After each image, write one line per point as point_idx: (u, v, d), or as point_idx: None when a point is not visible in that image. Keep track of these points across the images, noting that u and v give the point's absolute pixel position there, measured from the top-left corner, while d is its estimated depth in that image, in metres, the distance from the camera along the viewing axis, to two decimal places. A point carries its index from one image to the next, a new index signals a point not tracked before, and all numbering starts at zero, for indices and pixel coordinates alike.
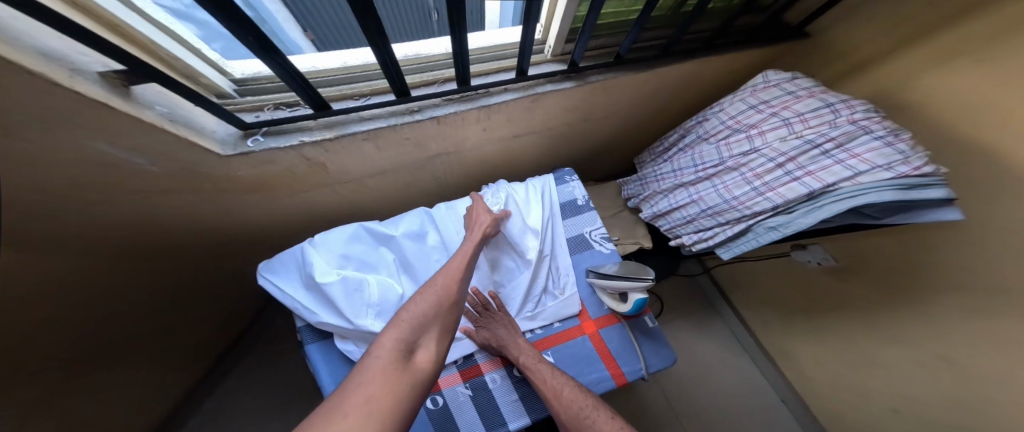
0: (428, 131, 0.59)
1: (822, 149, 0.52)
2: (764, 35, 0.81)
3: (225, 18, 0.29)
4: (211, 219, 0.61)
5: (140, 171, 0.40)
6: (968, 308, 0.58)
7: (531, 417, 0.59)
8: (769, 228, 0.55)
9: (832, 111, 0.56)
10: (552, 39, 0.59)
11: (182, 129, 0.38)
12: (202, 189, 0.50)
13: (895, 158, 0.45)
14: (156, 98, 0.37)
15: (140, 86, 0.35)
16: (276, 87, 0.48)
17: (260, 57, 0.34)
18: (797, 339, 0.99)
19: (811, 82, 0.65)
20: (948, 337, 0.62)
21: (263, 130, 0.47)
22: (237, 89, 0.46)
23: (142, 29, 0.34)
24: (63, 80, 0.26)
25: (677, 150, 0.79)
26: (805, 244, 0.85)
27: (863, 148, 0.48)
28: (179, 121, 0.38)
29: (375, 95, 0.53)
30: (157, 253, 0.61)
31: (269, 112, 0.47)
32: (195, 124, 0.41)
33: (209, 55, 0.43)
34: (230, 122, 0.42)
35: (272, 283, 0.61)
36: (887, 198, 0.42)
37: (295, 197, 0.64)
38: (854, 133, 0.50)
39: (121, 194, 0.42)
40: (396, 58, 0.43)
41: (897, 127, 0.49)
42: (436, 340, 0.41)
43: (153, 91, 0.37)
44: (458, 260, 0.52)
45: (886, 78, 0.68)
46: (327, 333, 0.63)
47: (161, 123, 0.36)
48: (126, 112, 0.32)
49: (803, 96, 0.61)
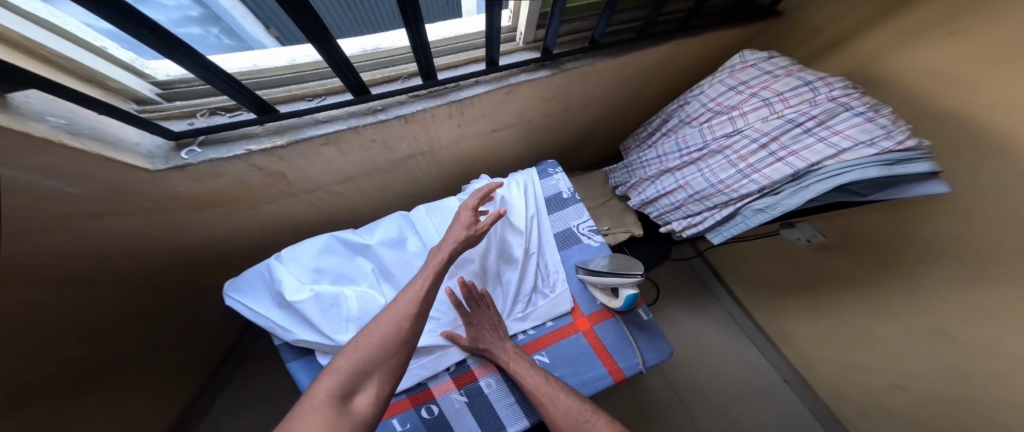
0: (396, 131, 0.55)
1: (804, 128, 0.50)
2: (738, 14, 0.80)
3: (105, 9, 0.24)
4: (162, 240, 0.55)
5: (57, 196, 0.35)
6: (954, 278, 0.58)
7: (530, 419, 0.57)
8: (757, 211, 0.54)
9: (811, 89, 0.54)
10: (521, 26, 0.55)
11: (91, 143, 0.33)
12: (144, 209, 0.45)
13: (877, 133, 0.43)
14: (47, 106, 0.32)
15: (20, 94, 0.30)
16: (208, 90, 0.43)
17: (166, 56, 0.29)
18: (792, 317, 1.00)
19: (788, 60, 0.63)
20: (940, 309, 0.63)
21: (199, 139, 0.42)
22: (159, 94, 0.41)
23: (13, 25, 0.29)
24: None
25: (661, 136, 0.77)
26: (793, 222, 0.85)
27: (845, 124, 0.47)
28: (85, 134, 0.33)
29: (331, 95, 0.48)
30: (111, 282, 0.56)
31: (204, 119, 0.42)
32: (108, 137, 0.36)
33: (117, 56, 0.38)
34: (154, 132, 0.37)
35: (238, 303, 0.56)
36: (873, 175, 0.40)
37: (258, 210, 0.59)
38: (834, 111, 0.49)
39: (43, 223, 0.37)
40: (345, 56, 0.39)
41: (877, 103, 0.48)
42: (383, 378, 0.37)
43: (40, 99, 0.31)
44: (418, 280, 0.44)
45: (862, 51, 0.67)
46: (309, 349, 0.59)
47: (59, 137, 0.30)
48: (8, 126, 0.27)
49: (781, 74, 0.59)
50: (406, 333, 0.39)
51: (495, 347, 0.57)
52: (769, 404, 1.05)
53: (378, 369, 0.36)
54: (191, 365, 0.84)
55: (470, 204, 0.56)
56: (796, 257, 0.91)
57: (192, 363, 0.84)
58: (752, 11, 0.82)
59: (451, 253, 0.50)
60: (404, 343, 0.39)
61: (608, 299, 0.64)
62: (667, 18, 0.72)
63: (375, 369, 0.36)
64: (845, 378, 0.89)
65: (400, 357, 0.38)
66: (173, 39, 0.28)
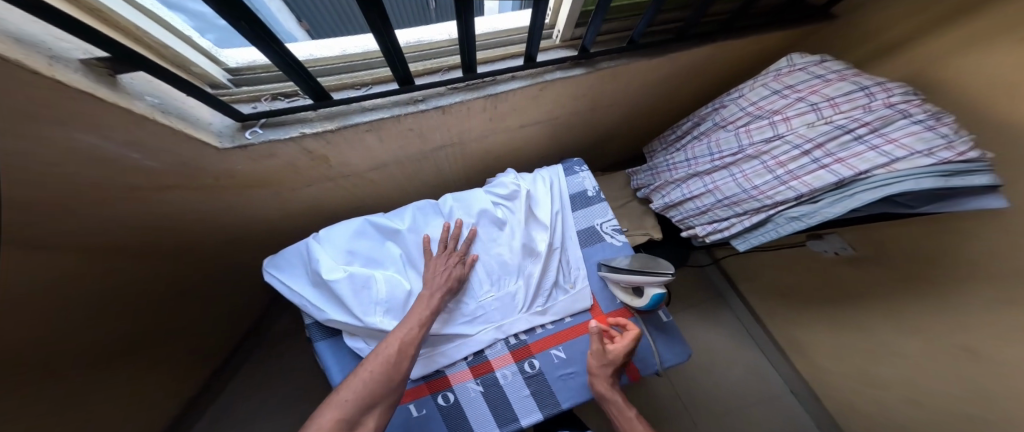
0: (433, 122, 0.57)
1: (854, 135, 0.49)
2: (784, 17, 0.78)
3: (217, 2, 0.26)
4: (211, 215, 0.59)
5: (135, 168, 0.38)
6: (998, 299, 0.56)
7: (542, 413, 0.59)
8: (791, 219, 0.53)
9: (866, 94, 0.52)
10: (561, 23, 0.55)
11: (175, 121, 0.36)
12: (200, 186, 0.48)
13: (936, 142, 0.42)
14: (145, 88, 0.35)
15: (127, 76, 0.33)
16: (272, 77, 0.46)
17: (255, 44, 0.31)
18: (810, 329, 0.98)
19: (841, 65, 0.61)
20: (974, 329, 0.60)
21: (261, 121, 0.45)
22: (230, 82, 0.44)
23: (117, 9, 0.32)
24: (45, 69, 0.24)
25: (692, 138, 0.76)
26: (821, 233, 0.83)
27: (901, 132, 0.45)
28: (172, 113, 0.36)
29: (377, 84, 0.50)
30: (156, 250, 0.60)
31: (266, 103, 0.45)
32: (190, 117, 0.39)
33: (200, 44, 0.41)
34: (228, 114, 0.40)
35: (277, 280, 0.59)
36: (927, 186, 0.39)
37: (297, 192, 0.62)
38: (891, 118, 0.47)
39: (120, 193, 0.41)
40: (398, 45, 0.40)
41: (939, 111, 0.46)
42: (380, 414, 0.45)
43: (140, 81, 0.35)
44: (406, 327, 0.50)
45: (920, 58, 0.64)
46: (335, 331, 0.62)
47: (153, 115, 0.34)
48: (116, 103, 0.30)
49: (832, 79, 0.58)
50: (395, 373, 0.46)
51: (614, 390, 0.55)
52: (776, 416, 1.03)
53: (375, 406, 0.45)
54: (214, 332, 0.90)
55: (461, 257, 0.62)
56: (823, 269, 0.88)
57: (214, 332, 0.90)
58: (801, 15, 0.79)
59: (438, 302, 0.55)
60: (394, 382, 0.46)
61: (625, 293, 0.65)
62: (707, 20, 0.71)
63: (371, 408, 0.45)
64: (861, 396, 0.87)
65: (390, 393, 0.46)
66: (261, 29, 0.31)
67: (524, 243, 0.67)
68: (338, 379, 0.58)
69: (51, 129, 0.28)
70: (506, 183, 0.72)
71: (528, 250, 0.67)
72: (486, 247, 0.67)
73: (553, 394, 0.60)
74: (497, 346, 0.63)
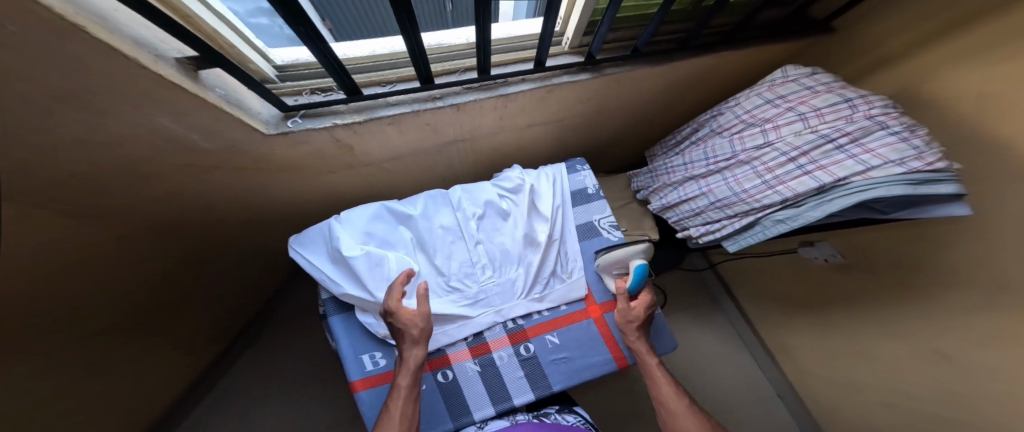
0: (448, 117, 0.62)
1: (836, 144, 0.53)
2: (784, 30, 0.81)
3: (281, 8, 0.31)
4: (244, 195, 0.65)
5: (192, 148, 0.44)
6: (972, 304, 0.59)
7: (534, 394, 0.65)
8: (776, 222, 0.58)
9: (849, 106, 0.56)
10: (570, 31, 0.60)
11: (235, 109, 0.42)
12: (241, 167, 0.54)
13: (908, 153, 0.46)
14: (217, 81, 0.40)
15: (206, 71, 0.39)
16: (314, 73, 0.51)
17: (304, 43, 0.36)
18: (796, 334, 1.02)
19: (831, 77, 0.64)
20: (944, 333, 0.65)
21: (301, 112, 0.50)
22: (276, 76, 0.49)
23: (211, 21, 0.36)
24: (150, 65, 0.30)
25: (690, 144, 0.80)
26: (813, 241, 0.88)
27: (878, 143, 0.49)
28: (233, 103, 0.42)
29: (401, 82, 0.56)
30: (188, 223, 0.66)
31: (306, 97, 0.50)
32: (247, 106, 0.45)
33: (258, 44, 0.45)
34: (275, 104, 0.45)
35: (301, 256, 0.65)
36: (897, 193, 0.44)
37: (322, 178, 0.67)
38: (870, 128, 0.51)
39: (175, 169, 0.47)
40: (422, 47, 0.45)
41: (914, 124, 0.50)
42: None
43: (215, 75, 0.40)
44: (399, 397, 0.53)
45: (908, 75, 0.67)
46: (348, 307, 0.67)
47: (221, 105, 0.39)
48: (197, 94, 0.35)
49: (821, 91, 0.61)
50: None
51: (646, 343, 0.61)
52: (760, 416, 1.09)
53: None
54: (226, 302, 0.96)
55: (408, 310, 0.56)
56: (811, 275, 0.93)
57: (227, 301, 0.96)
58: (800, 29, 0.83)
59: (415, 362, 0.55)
60: None
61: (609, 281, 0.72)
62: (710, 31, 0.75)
63: None
64: (840, 398, 0.92)
65: None
66: (312, 30, 0.36)
67: (528, 233, 0.72)
68: (348, 351, 0.64)
69: (136, 108, 0.33)
70: (512, 177, 0.77)
71: (530, 241, 0.73)
72: (491, 236, 0.73)
73: (545, 377, 0.66)
74: (495, 329, 0.69)
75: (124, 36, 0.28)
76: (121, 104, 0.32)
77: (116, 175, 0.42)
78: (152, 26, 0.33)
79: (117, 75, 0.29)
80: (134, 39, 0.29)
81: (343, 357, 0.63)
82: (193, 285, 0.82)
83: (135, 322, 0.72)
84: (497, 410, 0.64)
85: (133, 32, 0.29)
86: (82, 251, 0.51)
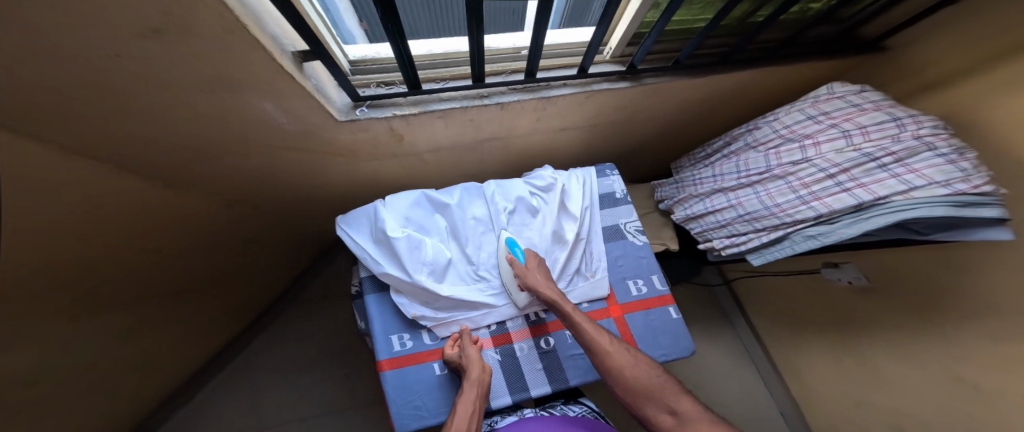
0: (491, 116, 0.65)
1: (879, 163, 0.53)
2: (830, 49, 0.81)
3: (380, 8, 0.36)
4: (297, 175, 0.70)
5: (268, 129, 0.49)
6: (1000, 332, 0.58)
7: (551, 387, 0.66)
8: (808, 237, 0.59)
9: (897, 125, 0.56)
10: (613, 42, 0.63)
11: (321, 97, 0.48)
12: (304, 150, 0.59)
13: (955, 175, 0.47)
14: (313, 72, 0.47)
15: (308, 63, 0.45)
16: (381, 68, 0.56)
17: (389, 40, 0.41)
18: (808, 355, 1.02)
19: (880, 96, 0.63)
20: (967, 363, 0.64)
21: (366, 102, 0.55)
22: (350, 70, 0.54)
23: (318, 20, 0.42)
24: (268, 46, 0.35)
25: (721, 157, 0.79)
26: (837, 262, 0.87)
27: (923, 164, 0.50)
28: (321, 91, 0.48)
29: (453, 80, 0.60)
30: (239, 197, 0.72)
31: (373, 89, 0.55)
32: (327, 94, 0.50)
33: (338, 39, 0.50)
34: (349, 93, 0.51)
35: (346, 235, 0.70)
36: (939, 213, 0.45)
37: (367, 165, 0.72)
38: (916, 149, 0.51)
39: (248, 146, 0.52)
40: (483, 49, 0.49)
41: (963, 147, 0.50)
42: None
43: (313, 68, 0.47)
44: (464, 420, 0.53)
45: (954, 100, 0.66)
46: (383, 287, 0.70)
47: (314, 92, 0.45)
48: (302, 83, 0.42)
49: (868, 109, 0.60)
50: None
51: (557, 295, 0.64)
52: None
53: None
54: (258, 274, 1.03)
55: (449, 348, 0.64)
56: (831, 296, 0.92)
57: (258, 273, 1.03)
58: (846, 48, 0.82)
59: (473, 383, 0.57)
60: None
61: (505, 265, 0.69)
62: (756, 46, 0.76)
63: None
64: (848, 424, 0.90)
65: None
66: (395, 29, 0.40)
67: (557, 230, 0.75)
68: (378, 330, 0.66)
69: (233, 90, 0.38)
70: (544, 176, 0.80)
71: (557, 237, 0.76)
72: (519, 233, 0.75)
73: (563, 371, 0.68)
74: (518, 320, 0.72)
75: (259, 27, 0.33)
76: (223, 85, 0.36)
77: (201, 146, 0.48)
78: (280, 18, 0.39)
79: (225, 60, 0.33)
80: (265, 25, 0.34)
81: (373, 335, 0.65)
82: (232, 256, 0.88)
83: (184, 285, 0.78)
84: (513, 399, 0.65)
85: (266, 24, 0.35)
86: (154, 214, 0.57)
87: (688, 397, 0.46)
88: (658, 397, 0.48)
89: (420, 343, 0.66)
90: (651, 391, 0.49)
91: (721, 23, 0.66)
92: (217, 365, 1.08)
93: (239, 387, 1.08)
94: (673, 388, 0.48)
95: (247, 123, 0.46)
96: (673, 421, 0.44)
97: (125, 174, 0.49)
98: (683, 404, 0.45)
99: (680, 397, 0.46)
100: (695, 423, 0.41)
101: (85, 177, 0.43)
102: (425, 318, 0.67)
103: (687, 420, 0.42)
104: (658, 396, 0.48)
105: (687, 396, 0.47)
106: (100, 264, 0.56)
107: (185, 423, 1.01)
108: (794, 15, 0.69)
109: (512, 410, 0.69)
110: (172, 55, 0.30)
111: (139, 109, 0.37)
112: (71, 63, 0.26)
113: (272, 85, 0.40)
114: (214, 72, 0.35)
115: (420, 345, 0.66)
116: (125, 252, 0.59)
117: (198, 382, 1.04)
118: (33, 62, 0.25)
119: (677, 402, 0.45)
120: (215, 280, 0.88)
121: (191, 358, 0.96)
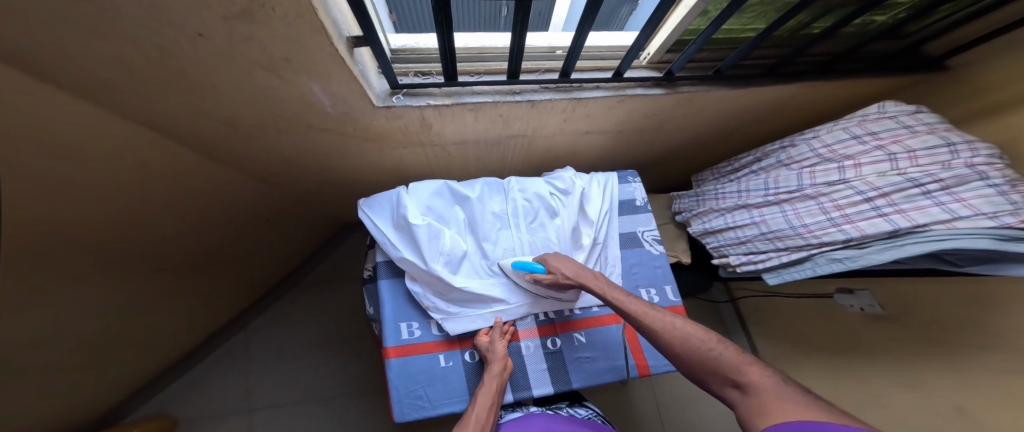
0: (521, 112, 0.65)
1: (924, 190, 0.52)
2: (890, 64, 0.79)
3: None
4: (322, 157, 0.71)
5: (306, 105, 0.49)
6: (1007, 369, 0.58)
7: (554, 387, 0.66)
8: (832, 260, 0.58)
9: (950, 151, 0.53)
10: (653, 47, 0.62)
11: (364, 81, 0.48)
12: (335, 131, 0.60)
13: (1003, 207, 0.46)
14: (359, 56, 0.47)
15: (358, 47, 0.46)
16: (421, 58, 0.56)
17: (437, 31, 0.41)
18: (806, 377, 1.02)
19: (935, 118, 0.59)
20: (972, 397, 0.63)
21: (403, 90, 0.56)
22: (390, 58, 0.55)
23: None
24: (325, 22, 0.34)
25: (749, 172, 0.78)
26: (852, 288, 0.86)
27: (972, 194, 0.48)
28: (364, 75, 0.48)
29: (487, 75, 0.60)
30: (260, 167, 0.72)
31: (410, 78, 0.56)
32: (370, 80, 0.50)
33: (382, 24, 0.50)
34: (388, 80, 0.51)
35: (368, 217, 0.71)
36: (981, 246, 0.44)
37: (394, 152, 0.73)
38: (967, 178, 0.49)
39: (280, 120, 0.53)
40: (524, 46, 0.48)
41: (1016, 178, 0.48)
42: None
43: (360, 53, 0.47)
44: (483, 400, 0.56)
45: (1007, 129, 0.63)
46: (396, 274, 0.71)
47: (358, 76, 0.46)
48: (349, 66, 0.42)
49: (921, 131, 0.57)
50: None
51: (591, 278, 0.60)
52: None
53: None
54: (270, 250, 1.04)
55: (483, 333, 0.66)
56: (840, 320, 0.91)
57: (269, 250, 1.04)
58: (906, 63, 0.79)
59: (496, 378, 0.58)
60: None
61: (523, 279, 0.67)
62: (809, 59, 0.75)
63: None
64: None
65: None
66: (444, 18, 0.40)
67: (575, 234, 0.75)
68: (389, 316, 0.66)
69: (277, 59, 0.37)
70: (565, 178, 0.80)
71: (574, 241, 0.75)
72: (537, 236, 0.74)
73: (567, 374, 0.68)
74: (527, 319, 0.71)
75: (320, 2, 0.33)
76: (263, 48, 0.35)
77: (234, 115, 0.49)
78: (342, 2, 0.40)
79: (273, 26, 0.32)
80: (327, 9, 0.35)
81: (384, 321, 0.66)
82: (242, 230, 0.88)
83: (198, 254, 0.80)
84: (516, 397, 0.65)
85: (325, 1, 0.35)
86: (174, 179, 0.58)
87: (762, 370, 0.36)
88: (717, 369, 0.39)
89: (429, 334, 0.66)
90: (706, 362, 0.40)
91: (772, 33, 0.65)
92: (223, 335, 1.11)
93: (241, 359, 1.11)
94: (737, 359, 0.38)
95: (281, 98, 0.46)
96: (741, 398, 0.35)
97: (160, 139, 0.50)
98: (750, 376, 0.35)
99: (746, 368, 0.37)
100: (764, 394, 0.32)
101: (119, 139, 0.44)
102: (436, 309, 0.66)
103: (755, 393, 0.33)
104: (717, 369, 0.39)
105: (762, 369, 0.36)
106: (128, 230, 0.57)
107: (190, 387, 1.05)
108: (854, 28, 0.68)
109: (516, 406, 0.69)
110: (219, 24, 0.30)
111: (187, 74, 0.37)
112: (116, 16, 0.26)
113: (313, 61, 0.39)
114: (257, 45, 0.34)
115: (428, 335, 0.66)
116: (148, 220, 0.60)
117: (203, 350, 1.07)
118: (80, 13, 0.25)
119: (743, 375, 0.36)
120: (228, 254, 0.90)
121: (199, 325, 0.98)
